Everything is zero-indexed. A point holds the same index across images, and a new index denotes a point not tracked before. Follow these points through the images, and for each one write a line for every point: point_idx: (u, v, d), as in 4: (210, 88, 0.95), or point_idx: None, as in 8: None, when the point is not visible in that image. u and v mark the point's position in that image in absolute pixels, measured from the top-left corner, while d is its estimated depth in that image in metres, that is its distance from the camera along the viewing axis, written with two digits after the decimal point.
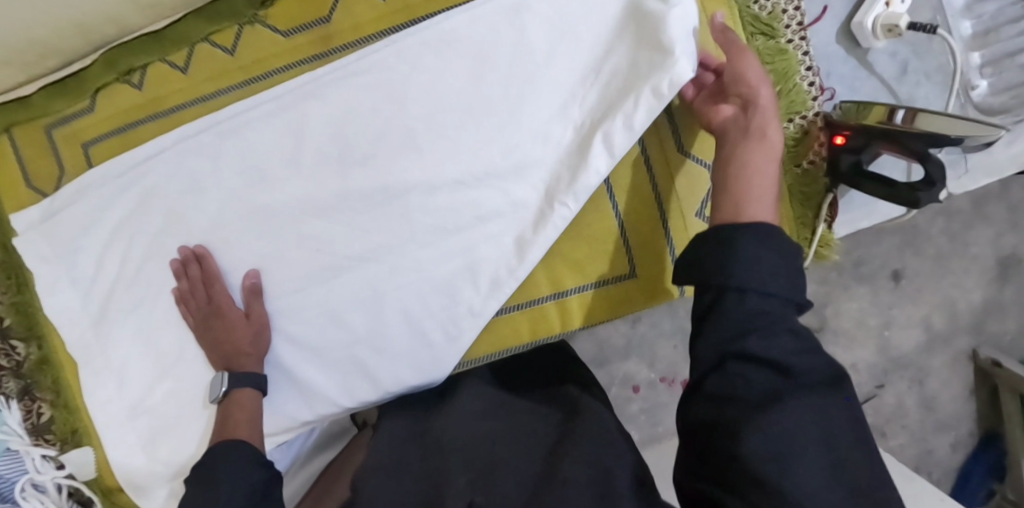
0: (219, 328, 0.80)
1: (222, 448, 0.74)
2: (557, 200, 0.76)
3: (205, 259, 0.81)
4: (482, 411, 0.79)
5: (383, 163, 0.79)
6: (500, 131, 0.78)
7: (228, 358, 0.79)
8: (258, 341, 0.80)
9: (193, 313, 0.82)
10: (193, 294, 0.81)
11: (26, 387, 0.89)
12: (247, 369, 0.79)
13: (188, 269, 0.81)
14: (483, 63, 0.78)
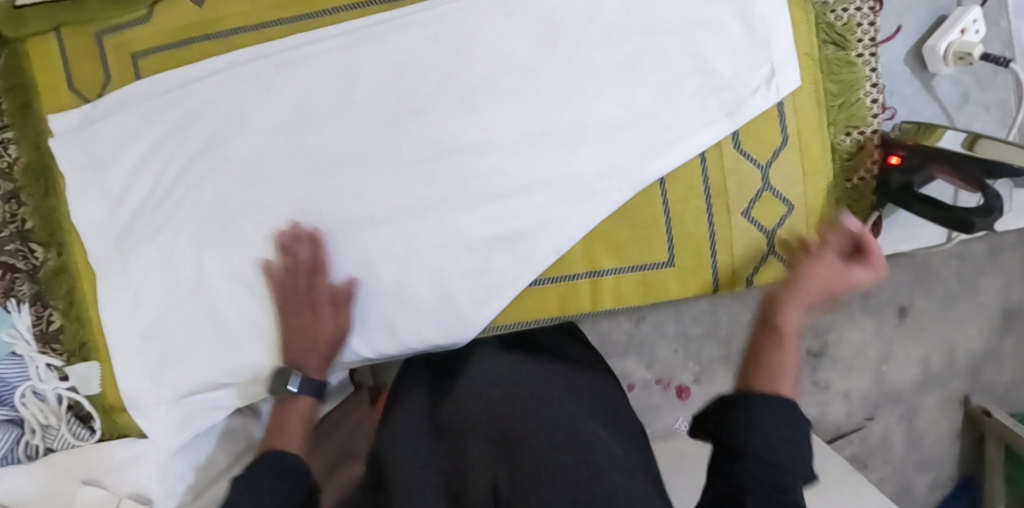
0: (298, 324, 0.79)
1: (269, 460, 0.69)
2: (609, 183, 0.76)
3: (315, 244, 0.79)
4: (506, 370, 0.77)
5: (432, 118, 0.77)
6: (560, 104, 0.76)
7: (297, 354, 0.79)
8: (331, 347, 0.79)
9: (283, 298, 0.80)
10: (295, 275, 0.79)
11: (39, 293, 0.87)
12: (311, 372, 0.79)
13: (296, 249, 0.79)
14: (555, 35, 0.76)
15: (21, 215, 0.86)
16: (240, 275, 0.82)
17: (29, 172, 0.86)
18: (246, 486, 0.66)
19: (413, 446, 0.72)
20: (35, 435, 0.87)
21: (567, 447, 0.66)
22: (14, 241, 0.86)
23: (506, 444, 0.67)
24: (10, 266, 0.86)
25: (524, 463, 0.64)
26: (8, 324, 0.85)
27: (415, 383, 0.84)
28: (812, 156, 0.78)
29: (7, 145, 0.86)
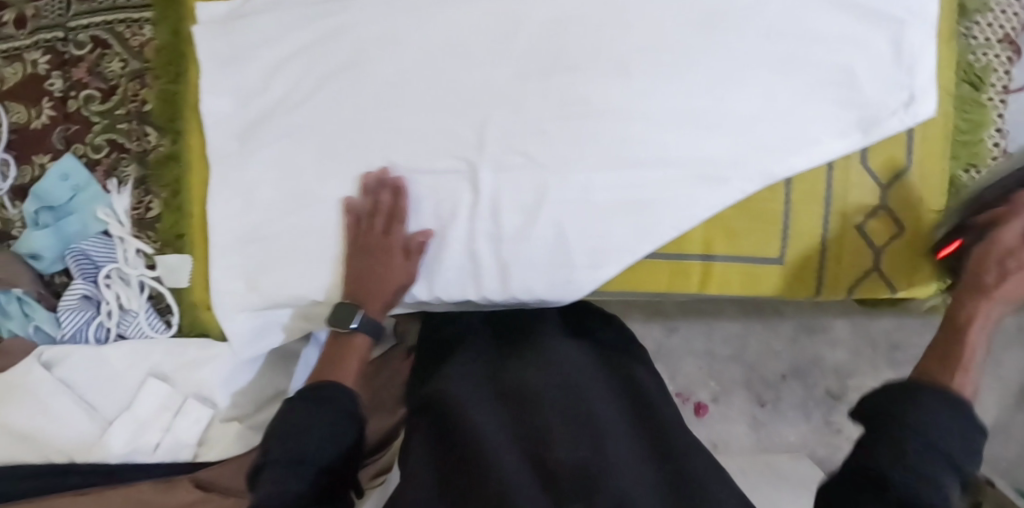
0: (376, 268, 0.80)
1: (325, 392, 0.74)
2: (741, 174, 0.79)
3: (398, 192, 0.80)
4: (570, 369, 0.80)
5: (585, 78, 0.78)
6: (709, 89, 0.78)
7: (364, 290, 0.80)
8: (394, 294, 0.81)
9: (355, 233, 0.81)
10: (371, 217, 0.80)
11: (143, 177, 0.86)
12: (372, 315, 0.81)
13: (378, 193, 0.80)
14: (718, 21, 0.78)
15: (143, 96, 0.86)
16: (354, 195, 0.81)
17: (160, 54, 0.85)
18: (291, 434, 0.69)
19: (486, 416, 0.73)
20: (109, 318, 0.86)
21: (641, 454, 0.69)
22: (131, 121, 0.87)
23: (590, 432, 0.69)
24: (121, 146, 0.87)
25: (600, 447, 0.66)
26: (107, 203, 0.86)
27: (474, 358, 0.86)
28: (928, 185, 0.81)
29: (142, 24, 0.86)
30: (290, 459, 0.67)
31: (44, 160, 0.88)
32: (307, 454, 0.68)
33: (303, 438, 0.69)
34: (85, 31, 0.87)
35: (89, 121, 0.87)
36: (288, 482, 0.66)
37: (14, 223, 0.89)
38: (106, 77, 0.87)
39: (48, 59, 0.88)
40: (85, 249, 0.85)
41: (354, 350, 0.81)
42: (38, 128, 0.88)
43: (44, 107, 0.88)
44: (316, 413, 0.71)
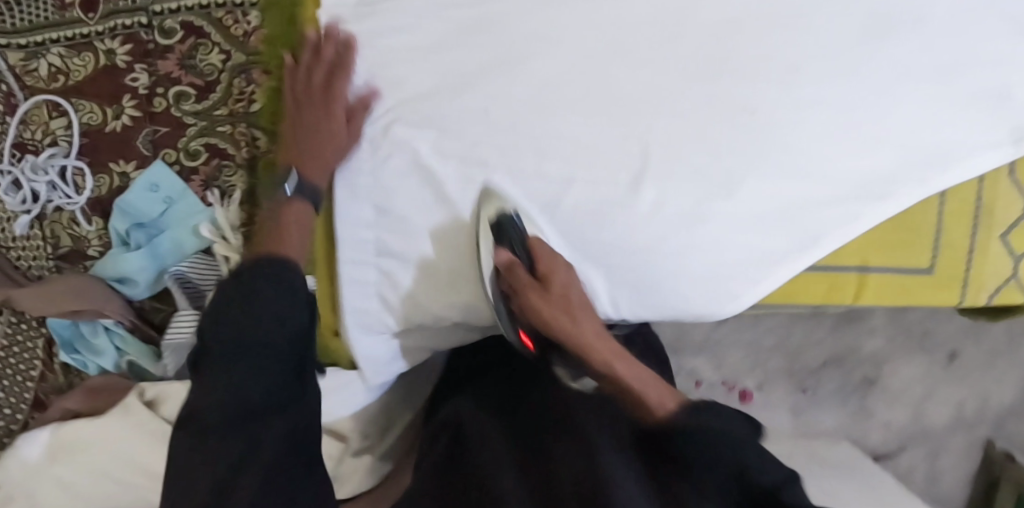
0: (319, 131, 0.72)
1: (264, 268, 0.68)
2: (900, 188, 0.78)
3: (348, 48, 0.71)
4: (490, 430, 0.77)
5: (752, 88, 0.75)
6: (875, 101, 0.76)
7: (318, 156, 0.73)
8: (340, 153, 0.74)
9: (295, 92, 0.73)
10: (333, 93, 0.72)
11: (253, 188, 0.78)
12: (311, 180, 0.74)
13: (321, 46, 0.71)
14: (887, 28, 0.76)
15: (250, 94, 0.76)
16: (504, 211, 0.76)
17: (275, 48, 0.74)
18: (223, 356, 0.63)
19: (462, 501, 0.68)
20: None
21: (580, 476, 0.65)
22: (236, 124, 0.77)
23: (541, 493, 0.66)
24: (224, 152, 0.77)
25: (557, 466, 0.68)
26: (210, 218, 0.77)
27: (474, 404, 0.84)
28: None
29: (246, 10, 0.74)
30: (234, 355, 0.63)
31: (127, 168, 0.76)
32: (274, 367, 0.65)
33: (231, 352, 0.63)
34: (174, 16, 0.74)
35: (182, 123, 0.76)
36: (234, 383, 0.63)
37: (88, 238, 0.78)
38: (202, 72, 0.75)
39: (128, 50, 0.75)
40: (188, 273, 0.77)
41: (293, 215, 0.74)
42: (118, 130, 0.76)
43: (125, 106, 0.76)
44: (269, 287, 0.67)
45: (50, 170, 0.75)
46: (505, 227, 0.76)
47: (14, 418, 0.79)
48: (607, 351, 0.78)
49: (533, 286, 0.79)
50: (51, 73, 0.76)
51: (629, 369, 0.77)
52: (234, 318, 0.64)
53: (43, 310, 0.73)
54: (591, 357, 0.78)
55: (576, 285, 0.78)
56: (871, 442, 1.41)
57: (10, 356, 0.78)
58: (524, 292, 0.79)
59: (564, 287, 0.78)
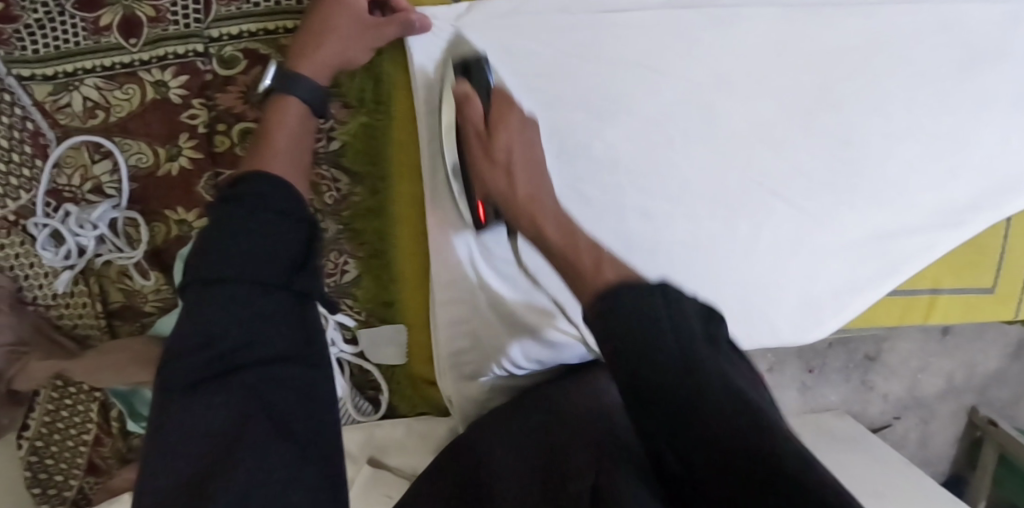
0: (326, 11, 0.62)
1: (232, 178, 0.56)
2: (976, 212, 0.80)
3: None
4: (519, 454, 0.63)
5: (848, 119, 0.75)
6: (957, 130, 0.78)
7: (309, 43, 0.62)
8: (351, 50, 0.62)
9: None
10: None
11: (335, 234, 0.71)
12: (305, 69, 0.62)
13: None
14: (975, 61, 0.76)
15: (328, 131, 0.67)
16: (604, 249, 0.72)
17: (359, 82, 0.66)
18: (214, 311, 0.50)
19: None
20: None
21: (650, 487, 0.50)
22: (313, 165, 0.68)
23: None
24: None
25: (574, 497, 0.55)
26: None
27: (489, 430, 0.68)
28: None
29: None
30: (223, 281, 0.51)
31: (186, 216, 0.69)
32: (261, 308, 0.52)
33: (225, 287, 0.51)
34: (234, 43, 0.66)
35: (249, 164, 0.69)
36: (224, 317, 0.50)
37: (143, 292, 0.70)
38: (270, 106, 0.68)
39: (182, 83, 0.66)
40: None
41: (283, 118, 0.62)
42: (173, 173, 0.68)
43: (182, 147, 0.67)
44: (260, 215, 0.54)
45: (100, 223, 0.67)
46: (472, 68, 0.63)
47: (68, 484, 0.74)
48: (535, 204, 0.61)
49: (480, 137, 0.62)
50: (87, 109, 0.66)
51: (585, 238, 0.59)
52: (244, 231, 0.52)
53: (101, 382, 0.66)
54: (537, 211, 0.61)
55: (523, 139, 0.62)
56: (871, 413, 1.51)
57: (60, 420, 0.72)
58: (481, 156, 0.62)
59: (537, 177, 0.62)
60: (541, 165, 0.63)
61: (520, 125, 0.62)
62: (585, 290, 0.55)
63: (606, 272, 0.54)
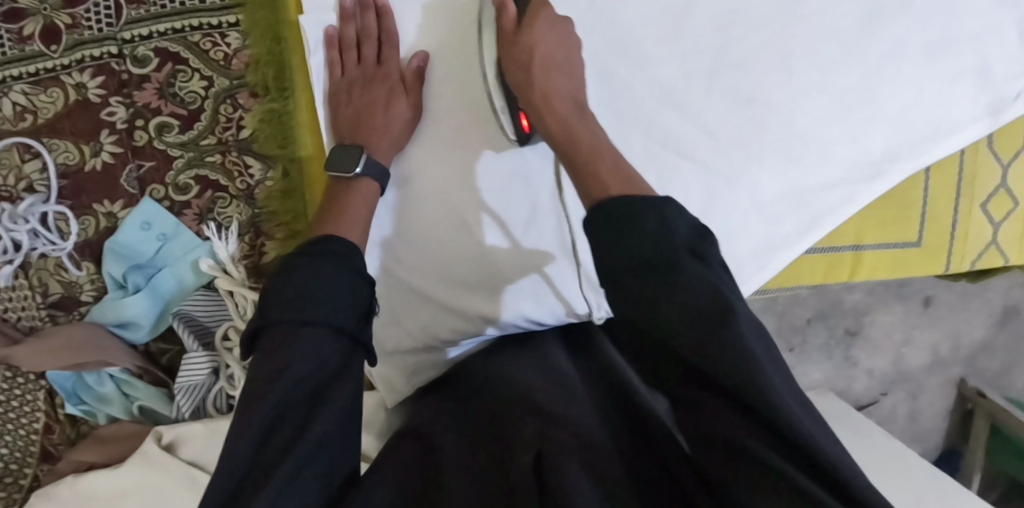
0: (357, 122, 0.68)
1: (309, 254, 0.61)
2: (893, 162, 0.80)
3: (383, 15, 0.68)
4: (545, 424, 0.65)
5: (751, 79, 0.76)
6: (868, 84, 0.78)
7: (359, 127, 0.68)
8: (403, 129, 0.69)
9: (344, 95, 0.69)
10: (356, 46, 0.69)
11: (253, 218, 0.74)
12: (377, 156, 0.68)
13: (362, 16, 0.68)
14: (873, 16, 0.78)
15: (239, 119, 0.72)
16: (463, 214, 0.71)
17: (261, 70, 0.70)
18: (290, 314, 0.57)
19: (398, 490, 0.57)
20: (233, 384, 0.74)
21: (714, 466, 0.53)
22: (226, 152, 0.72)
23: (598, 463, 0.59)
24: (217, 183, 0.73)
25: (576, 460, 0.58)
26: (208, 253, 0.73)
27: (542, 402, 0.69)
28: None
29: (225, 31, 0.70)
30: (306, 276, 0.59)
31: (113, 208, 0.73)
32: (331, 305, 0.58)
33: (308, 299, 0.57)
34: (146, 43, 0.70)
35: (168, 156, 0.72)
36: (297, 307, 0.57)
37: (79, 284, 0.74)
38: (183, 100, 0.71)
39: (100, 83, 0.70)
40: (186, 311, 0.72)
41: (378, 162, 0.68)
42: (98, 169, 0.72)
43: (104, 143, 0.71)
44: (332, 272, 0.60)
45: (31, 218, 0.70)
46: (390, 19, 0.68)
47: (22, 473, 0.75)
48: (583, 119, 0.64)
49: (509, 36, 0.66)
50: (16, 113, 0.69)
51: (594, 139, 0.63)
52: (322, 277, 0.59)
53: (41, 367, 0.69)
54: (553, 105, 0.64)
55: (553, 37, 0.66)
56: (856, 390, 1.54)
57: (10, 410, 0.74)
58: (507, 45, 0.66)
59: (549, 73, 0.64)
60: (575, 58, 0.67)
61: (548, 27, 0.65)
62: (590, 193, 0.60)
63: (600, 172, 0.60)
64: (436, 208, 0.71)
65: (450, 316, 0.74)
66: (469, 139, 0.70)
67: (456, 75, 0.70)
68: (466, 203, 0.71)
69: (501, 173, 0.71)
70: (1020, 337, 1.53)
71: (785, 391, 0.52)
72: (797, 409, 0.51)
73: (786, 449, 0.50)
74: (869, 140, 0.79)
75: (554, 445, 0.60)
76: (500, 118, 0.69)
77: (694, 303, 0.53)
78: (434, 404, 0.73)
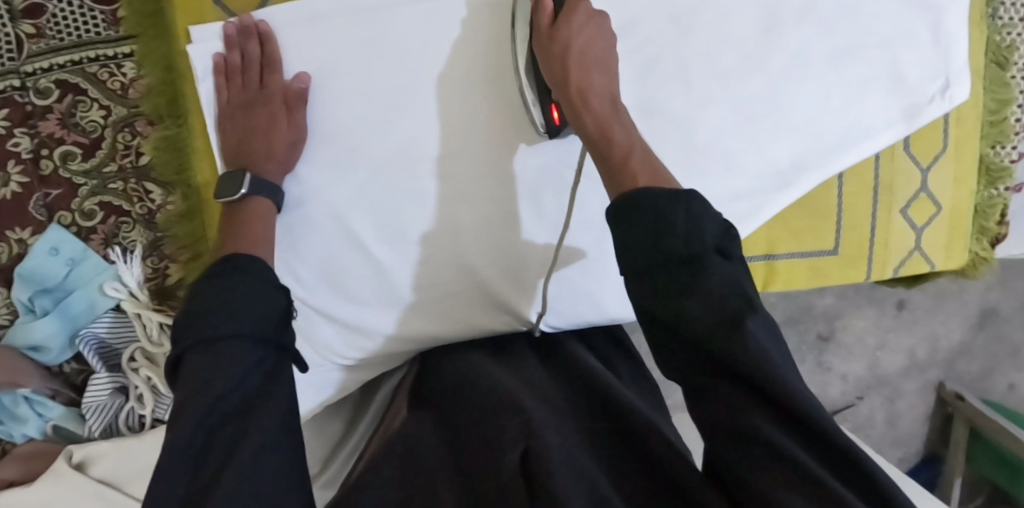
0: (246, 146, 0.71)
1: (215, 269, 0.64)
2: (804, 169, 0.78)
3: (266, 41, 0.71)
4: (551, 424, 0.67)
5: (647, 91, 0.75)
6: (774, 92, 0.77)
7: (245, 152, 0.71)
8: (291, 152, 0.71)
9: (230, 119, 0.71)
10: (240, 72, 0.71)
11: (156, 241, 0.76)
12: (269, 177, 0.70)
13: (244, 45, 0.71)
14: (774, 23, 0.76)
15: (138, 147, 0.74)
16: (489, 222, 0.75)
17: (154, 99, 0.73)
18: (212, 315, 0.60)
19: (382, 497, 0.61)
20: (142, 403, 0.76)
21: (734, 457, 0.56)
22: (126, 178, 0.75)
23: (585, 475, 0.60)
24: (119, 208, 0.75)
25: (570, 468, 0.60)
26: (114, 276, 0.75)
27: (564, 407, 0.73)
28: (964, 157, 0.83)
29: (120, 62, 0.73)
30: (227, 280, 0.62)
31: (24, 234, 0.74)
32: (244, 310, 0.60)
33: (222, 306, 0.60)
34: (47, 76, 0.72)
35: (73, 185, 0.74)
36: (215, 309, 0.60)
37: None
38: (84, 130, 0.74)
39: (4, 115, 0.72)
40: (96, 334, 0.75)
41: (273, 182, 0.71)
42: (7, 198, 0.73)
43: (10, 173, 0.73)
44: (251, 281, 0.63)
45: None
46: (270, 44, 0.71)
47: None
48: (616, 115, 0.69)
49: (544, 31, 0.70)
50: None
51: (626, 133, 0.67)
52: (237, 284, 0.62)
53: None
54: (590, 101, 0.68)
55: (588, 33, 0.70)
56: (831, 395, 1.51)
57: None
58: (543, 40, 0.70)
59: (585, 67, 0.69)
60: (611, 54, 0.71)
61: (583, 24, 0.70)
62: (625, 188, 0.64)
63: (633, 168, 0.65)
64: (462, 216, 0.75)
65: (350, 335, 0.77)
66: (509, 134, 0.75)
67: (488, 74, 0.74)
68: (491, 213, 0.75)
69: (539, 169, 0.76)
70: (999, 340, 1.49)
71: (802, 389, 0.56)
72: (814, 402, 0.55)
73: (807, 443, 0.55)
74: (777, 147, 0.78)
75: (550, 445, 0.62)
76: (530, 111, 0.73)
77: (716, 293, 0.57)
78: (426, 424, 0.75)
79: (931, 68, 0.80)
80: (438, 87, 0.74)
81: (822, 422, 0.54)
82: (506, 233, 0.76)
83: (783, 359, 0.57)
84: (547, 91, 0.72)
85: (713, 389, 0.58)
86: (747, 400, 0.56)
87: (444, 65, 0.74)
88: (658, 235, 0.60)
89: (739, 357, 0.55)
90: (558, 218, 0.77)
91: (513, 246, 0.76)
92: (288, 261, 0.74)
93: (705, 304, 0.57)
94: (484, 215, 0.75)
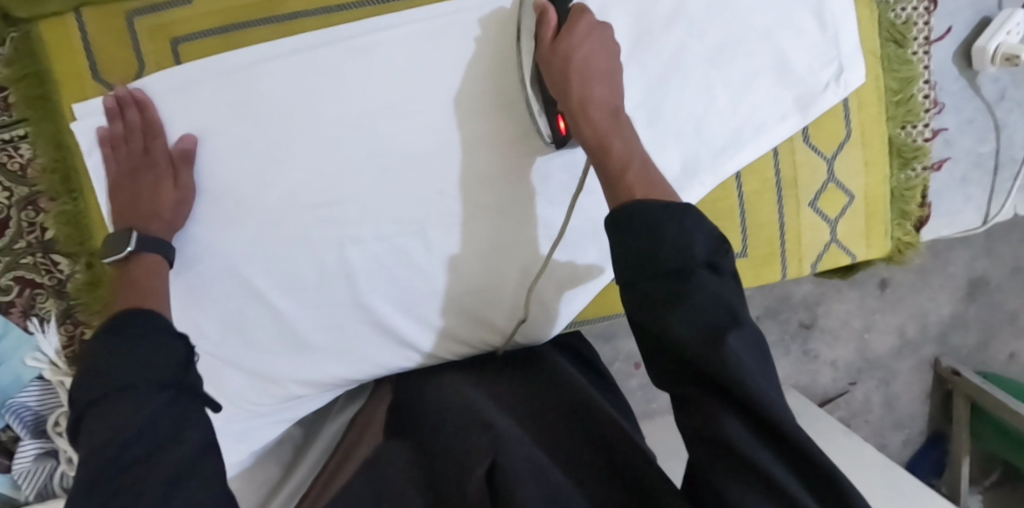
0: (136, 210, 0.73)
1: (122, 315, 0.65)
2: (694, 174, 0.76)
3: (144, 107, 0.73)
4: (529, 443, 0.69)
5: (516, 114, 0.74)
6: (654, 99, 0.75)
7: (134, 217, 0.73)
8: (178, 211, 0.73)
9: (122, 185, 0.74)
10: (125, 139, 0.73)
11: (69, 309, 0.80)
12: (157, 237, 0.72)
13: (123, 113, 0.73)
14: (646, 28, 0.75)
15: (42, 223, 0.78)
16: (488, 245, 0.80)
17: (52, 177, 0.76)
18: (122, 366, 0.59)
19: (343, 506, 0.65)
20: (72, 465, 0.80)
21: (709, 462, 0.57)
22: (33, 253, 0.79)
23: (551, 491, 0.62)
24: (32, 281, 0.79)
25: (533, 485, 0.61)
26: (32, 347, 0.79)
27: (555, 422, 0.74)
28: (871, 143, 0.81)
29: (17, 144, 0.78)
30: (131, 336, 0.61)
31: None
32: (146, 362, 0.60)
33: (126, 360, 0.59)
34: None
35: None
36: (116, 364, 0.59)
37: None
38: None
39: None
40: (21, 403, 0.79)
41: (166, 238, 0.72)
42: None
43: None
44: (155, 337, 0.62)
45: None
46: (146, 110, 0.73)
47: None
48: (617, 127, 0.70)
49: (547, 44, 0.72)
50: None
51: (626, 144, 0.69)
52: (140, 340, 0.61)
53: None
54: (590, 112, 0.70)
55: (590, 43, 0.71)
56: (823, 384, 1.45)
57: None
58: (546, 54, 0.72)
59: (586, 79, 0.70)
60: (615, 63, 0.73)
61: (585, 34, 0.71)
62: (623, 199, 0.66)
63: (631, 180, 0.66)
64: (465, 245, 0.79)
65: (262, 384, 0.79)
66: (513, 149, 0.78)
67: (499, 96, 0.77)
68: (480, 239, 0.79)
69: (514, 194, 0.79)
70: (992, 309, 1.43)
71: (776, 397, 0.57)
72: (785, 409, 0.56)
73: (778, 450, 0.56)
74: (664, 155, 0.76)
75: (516, 459, 0.64)
76: (538, 120, 0.74)
77: (713, 299, 0.58)
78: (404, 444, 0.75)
79: (820, 56, 0.77)
80: (356, 126, 0.76)
81: (794, 431, 0.55)
82: (501, 258, 0.80)
83: (763, 365, 0.58)
84: (551, 103, 0.73)
85: (692, 397, 0.59)
86: (722, 407, 0.57)
87: (459, 91, 0.77)
88: (653, 239, 0.61)
89: (711, 366, 0.56)
90: (554, 232, 0.81)
91: (510, 266, 0.80)
92: (184, 321, 0.75)
93: (710, 307, 0.58)
94: (425, 243, 0.78)
